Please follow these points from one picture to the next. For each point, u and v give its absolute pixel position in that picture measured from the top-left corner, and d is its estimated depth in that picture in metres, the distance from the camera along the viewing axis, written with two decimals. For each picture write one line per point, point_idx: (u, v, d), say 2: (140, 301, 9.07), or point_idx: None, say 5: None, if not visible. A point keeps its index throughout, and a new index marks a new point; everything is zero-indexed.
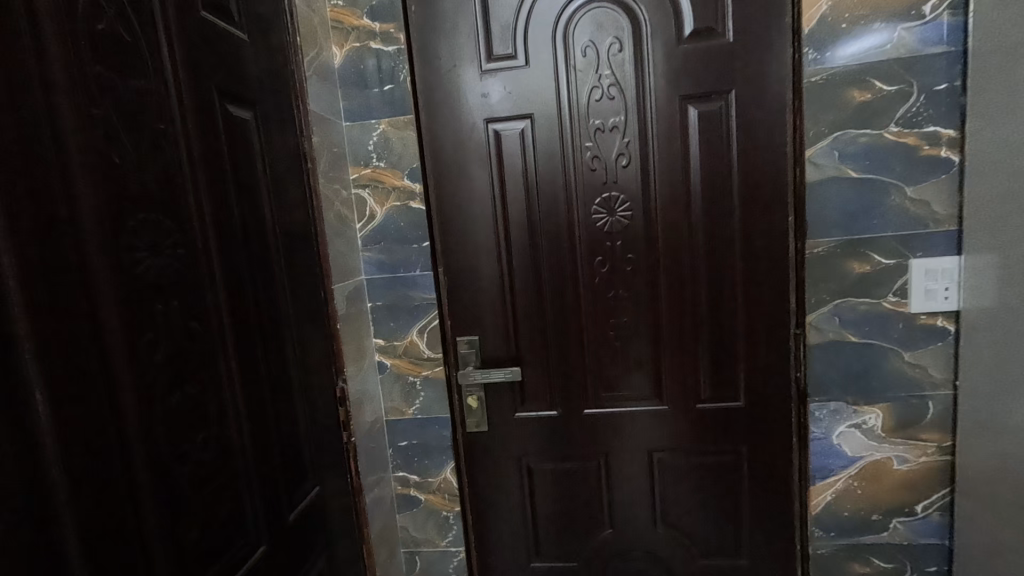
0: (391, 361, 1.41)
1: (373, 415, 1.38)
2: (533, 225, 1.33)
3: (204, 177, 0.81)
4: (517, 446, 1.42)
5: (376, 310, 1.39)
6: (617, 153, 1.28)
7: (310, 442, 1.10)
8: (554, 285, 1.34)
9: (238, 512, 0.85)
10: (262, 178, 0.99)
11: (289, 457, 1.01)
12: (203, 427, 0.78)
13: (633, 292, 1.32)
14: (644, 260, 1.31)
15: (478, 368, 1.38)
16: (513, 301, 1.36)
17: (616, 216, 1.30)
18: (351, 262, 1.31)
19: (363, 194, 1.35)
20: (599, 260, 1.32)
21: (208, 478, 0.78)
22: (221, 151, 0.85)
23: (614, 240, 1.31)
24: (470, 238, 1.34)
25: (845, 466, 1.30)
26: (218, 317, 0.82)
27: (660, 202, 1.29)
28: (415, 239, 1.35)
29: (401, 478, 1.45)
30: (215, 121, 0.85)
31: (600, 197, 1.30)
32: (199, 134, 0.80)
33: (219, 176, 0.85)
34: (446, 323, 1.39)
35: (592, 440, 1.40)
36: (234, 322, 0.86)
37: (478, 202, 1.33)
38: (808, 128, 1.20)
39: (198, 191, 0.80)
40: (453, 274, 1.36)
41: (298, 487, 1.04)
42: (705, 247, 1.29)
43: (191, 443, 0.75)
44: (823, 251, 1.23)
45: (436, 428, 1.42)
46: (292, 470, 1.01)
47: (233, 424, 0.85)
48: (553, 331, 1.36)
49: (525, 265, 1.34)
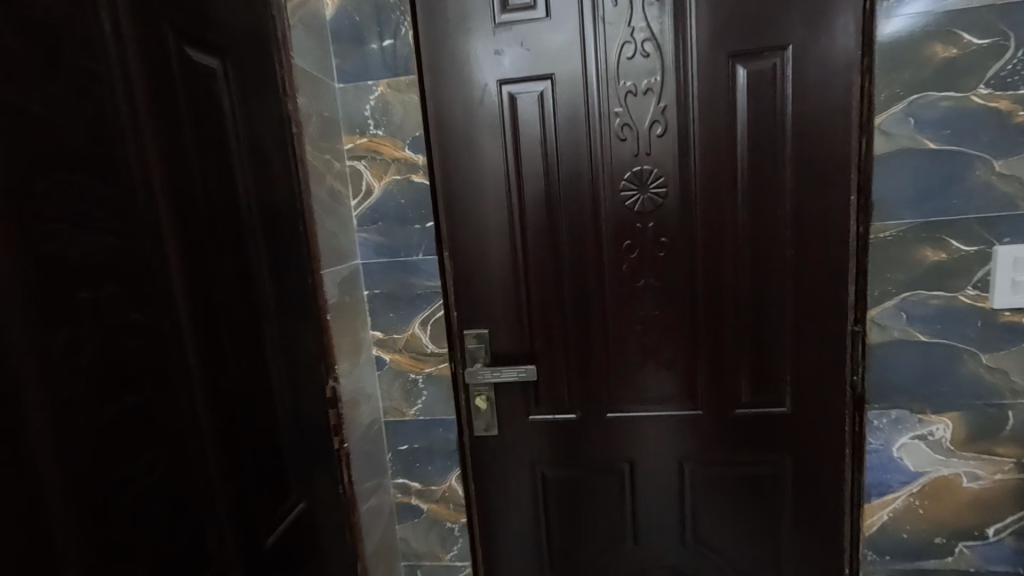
0: (390, 356, 1.26)
1: (370, 417, 1.23)
2: (552, 204, 1.16)
3: (151, 133, 0.65)
4: (531, 453, 1.27)
5: (373, 299, 1.23)
6: (651, 120, 1.11)
7: (296, 450, 0.95)
8: (575, 273, 1.18)
9: (202, 542, 0.70)
10: (235, 142, 0.83)
11: (266, 471, 0.86)
12: (152, 442, 0.63)
13: (666, 281, 1.16)
14: (679, 245, 1.14)
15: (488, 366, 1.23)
16: (529, 290, 1.20)
17: (647, 194, 1.13)
18: (344, 244, 1.15)
19: (359, 167, 1.19)
20: (627, 245, 1.15)
21: (159, 505, 0.63)
22: (172, 102, 0.69)
23: (645, 222, 1.14)
24: (480, 218, 1.18)
25: (906, 482, 1.13)
26: (167, 308, 0.66)
27: (700, 177, 1.11)
28: (417, 218, 1.19)
29: (401, 485, 1.30)
30: (169, 66, 0.69)
31: (630, 172, 1.13)
32: (144, 78, 0.65)
33: (175, 134, 0.69)
34: (451, 314, 1.23)
35: (615, 447, 1.24)
36: (195, 312, 0.71)
37: (489, 177, 1.16)
38: (878, 90, 1.02)
39: (144, 150, 0.64)
40: (461, 259, 1.20)
41: (281, 503, 0.90)
42: (750, 229, 1.12)
43: (136, 463, 0.60)
44: (891, 235, 1.06)
45: (440, 431, 1.26)
46: (272, 485, 0.87)
47: (196, 436, 0.70)
48: (574, 324, 1.20)
49: (542, 250, 1.18)
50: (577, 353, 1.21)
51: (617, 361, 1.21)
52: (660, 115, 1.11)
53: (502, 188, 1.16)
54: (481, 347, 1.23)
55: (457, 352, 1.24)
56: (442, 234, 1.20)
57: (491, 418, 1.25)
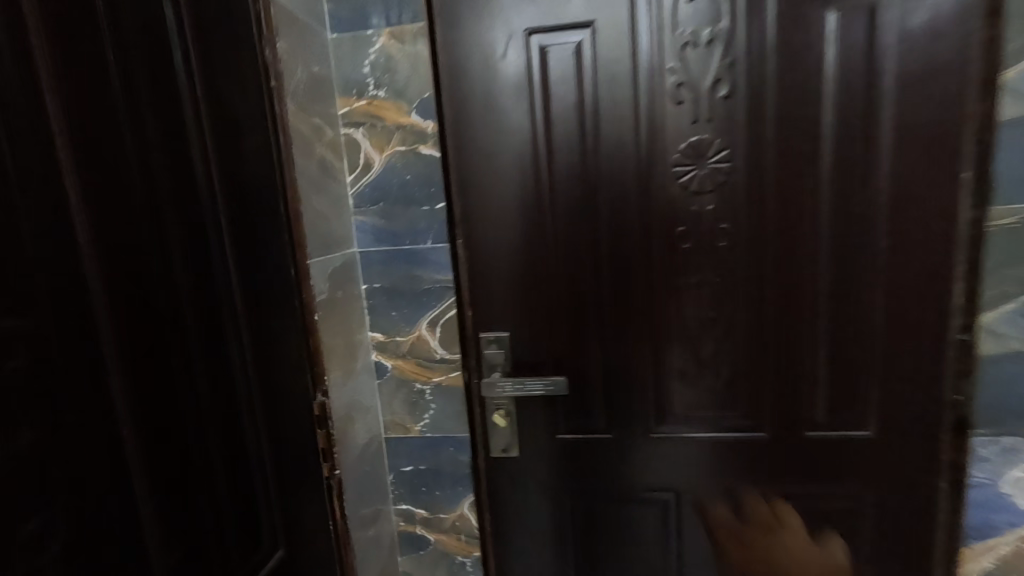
0: (391, 362, 1.06)
1: (367, 434, 1.04)
2: (588, 182, 0.96)
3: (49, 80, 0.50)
4: (557, 479, 1.07)
5: (372, 295, 1.04)
6: (714, 77, 0.90)
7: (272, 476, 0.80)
8: (614, 265, 0.98)
9: None
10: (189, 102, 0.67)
11: (232, 507, 0.72)
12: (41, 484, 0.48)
13: (726, 277, 0.95)
14: (744, 233, 0.94)
15: (506, 376, 1.03)
16: (558, 286, 1.00)
17: (707, 169, 0.92)
18: (337, 229, 0.96)
19: (356, 135, 0.99)
20: (680, 232, 0.95)
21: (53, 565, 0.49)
22: (87, 49, 0.54)
23: (703, 204, 0.94)
24: (501, 198, 0.98)
25: (1017, 525, 0.93)
26: (73, 310, 0.51)
27: (772, 148, 0.91)
28: (424, 198, 0.99)
29: (404, 512, 1.12)
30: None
31: (685, 143, 0.92)
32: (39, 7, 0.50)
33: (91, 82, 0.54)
34: (465, 315, 1.03)
35: (657, 473, 1.05)
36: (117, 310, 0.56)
37: (514, 148, 0.96)
38: (1007, 39, 0.82)
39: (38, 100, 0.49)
40: (478, 247, 1.00)
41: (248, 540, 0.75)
42: (834, 214, 0.91)
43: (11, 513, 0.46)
44: (1014, 222, 0.86)
45: (451, 451, 1.08)
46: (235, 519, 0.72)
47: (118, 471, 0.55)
48: (611, 327, 1.00)
49: (574, 238, 0.98)
50: (615, 362, 1.01)
51: (662, 372, 1.01)
52: (724, 71, 0.90)
53: (527, 163, 0.96)
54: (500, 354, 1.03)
55: (470, 359, 1.04)
56: (456, 215, 0.99)
57: (511, 437, 1.06)
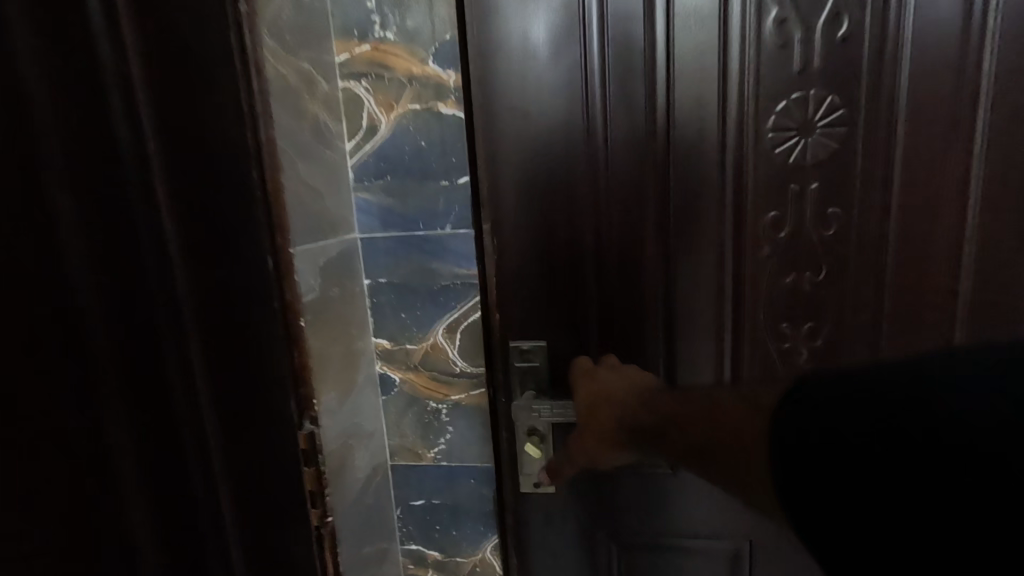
0: (399, 375, 0.86)
1: (369, 464, 0.84)
2: (655, 153, 0.74)
3: None
4: (602, 519, 0.88)
5: (377, 292, 0.84)
6: (830, 13, 0.68)
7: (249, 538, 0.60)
8: (686, 260, 0.76)
9: None
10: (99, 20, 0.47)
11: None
12: None
13: (831, 277, 0.74)
14: (856, 221, 0.72)
15: (539, 396, 0.82)
16: (608, 286, 0.78)
17: (815, 136, 0.71)
18: (333, 208, 0.75)
19: (357, 90, 0.78)
20: (772, 219, 0.74)
21: None
22: None
23: (806, 181, 0.72)
24: (539, 171, 0.76)
25: None
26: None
27: (905, 108, 0.68)
28: (443, 171, 0.78)
29: (413, 553, 0.93)
30: None
31: (784, 101, 0.71)
32: None
33: None
34: (493, 318, 0.81)
35: (726, 514, 0.86)
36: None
37: (558, 109, 0.74)
38: None
39: None
40: (505, 237, 0.78)
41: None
42: (986, 197, 0.68)
43: None
44: None
45: (470, 483, 0.89)
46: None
47: None
48: (677, 340, 0.78)
49: (634, 225, 0.76)
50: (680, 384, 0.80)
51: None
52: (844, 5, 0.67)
53: (575, 128, 0.74)
54: (532, 369, 0.82)
55: (499, 373, 0.83)
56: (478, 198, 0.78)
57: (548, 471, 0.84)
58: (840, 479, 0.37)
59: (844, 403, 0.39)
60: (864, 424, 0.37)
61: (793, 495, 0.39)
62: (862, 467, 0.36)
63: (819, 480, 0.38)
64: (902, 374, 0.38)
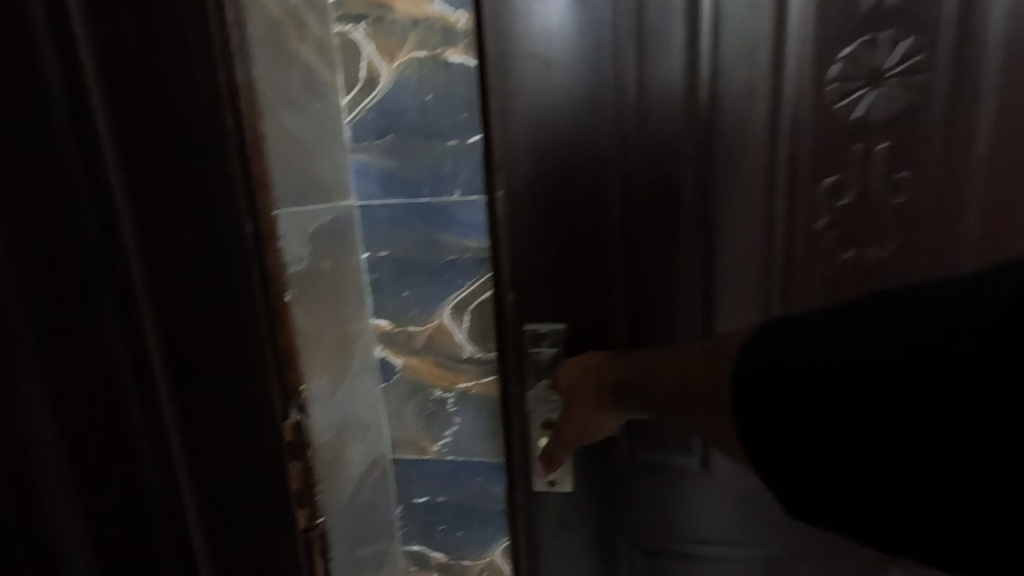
0: (401, 360, 0.78)
1: (367, 458, 0.76)
2: (695, 105, 0.64)
3: None
4: (624, 525, 0.79)
5: (376, 267, 0.75)
6: None
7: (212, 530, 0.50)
8: (728, 231, 0.66)
9: None
10: None
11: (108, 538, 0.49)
12: None
13: (898, 251, 0.64)
14: (929, 186, 0.62)
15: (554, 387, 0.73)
16: (636, 262, 0.68)
17: (885, 87, 0.61)
18: (326, 169, 0.67)
19: (354, 35, 0.68)
20: (831, 185, 0.64)
21: None
22: None
23: (872, 140, 0.62)
24: (560, 127, 0.66)
25: None
26: None
27: (992, 54, 0.58)
28: (452, 130, 0.69)
29: (415, 555, 0.85)
30: None
31: (852, 45, 0.60)
32: None
33: None
34: (506, 299, 0.71)
35: (763, 520, 0.77)
36: None
37: (584, 52, 0.64)
38: None
39: None
40: (521, 203, 0.68)
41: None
42: None
43: None
44: None
45: (479, 480, 0.81)
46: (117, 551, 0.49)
47: None
48: (715, 324, 0.69)
49: (668, 190, 0.66)
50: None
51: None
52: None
53: (602, 77, 0.64)
54: (547, 355, 0.72)
55: (513, 360, 0.73)
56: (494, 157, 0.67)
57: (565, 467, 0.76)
58: (793, 399, 0.46)
59: (791, 348, 0.47)
60: (813, 352, 0.46)
61: (756, 424, 0.47)
62: (805, 385, 0.45)
63: (779, 404, 0.46)
64: (817, 313, 0.48)
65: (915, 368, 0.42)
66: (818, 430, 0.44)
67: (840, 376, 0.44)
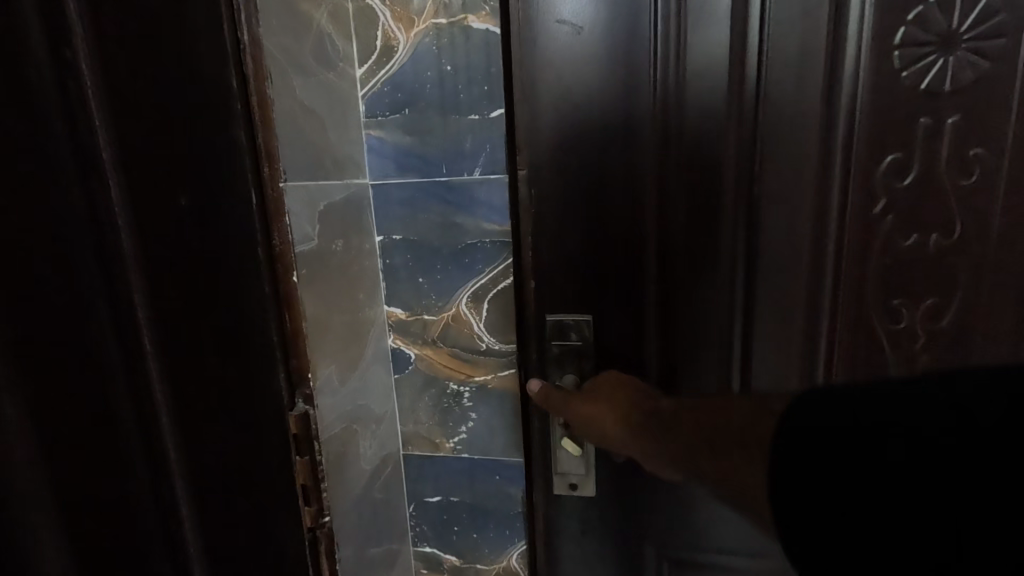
0: (415, 350, 0.74)
1: (378, 454, 0.71)
2: (741, 73, 0.57)
3: None
4: (653, 537, 0.72)
5: (390, 251, 0.71)
6: None
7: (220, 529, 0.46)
8: (775, 214, 0.60)
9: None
10: None
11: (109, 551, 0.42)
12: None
13: (968, 238, 0.57)
14: (1008, 165, 0.55)
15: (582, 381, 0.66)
16: (674, 247, 0.62)
17: (958, 53, 0.54)
18: (338, 143, 0.63)
19: (370, 3, 0.64)
20: (892, 165, 0.57)
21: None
22: None
23: (942, 112, 0.55)
24: (593, 94, 0.59)
25: None
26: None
27: None
28: (472, 104, 0.64)
29: (427, 557, 0.81)
30: None
31: (921, 6, 0.54)
32: None
33: None
34: (529, 287, 0.66)
35: None
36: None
37: (618, 10, 0.57)
38: None
39: None
40: (545, 180, 0.62)
41: None
42: None
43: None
44: None
45: (495, 480, 0.76)
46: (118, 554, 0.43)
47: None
48: (758, 318, 0.62)
49: (711, 169, 0.60)
50: (758, 373, 0.64)
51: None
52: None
53: (637, 40, 0.58)
54: (574, 348, 0.66)
55: (533, 351, 0.68)
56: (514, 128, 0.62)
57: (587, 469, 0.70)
58: (829, 478, 0.28)
59: (855, 404, 0.29)
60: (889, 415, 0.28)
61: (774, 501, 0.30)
62: (873, 469, 0.28)
63: (813, 480, 0.29)
64: (885, 381, 0.30)
65: (953, 464, 0.26)
66: (815, 505, 0.28)
67: (892, 468, 0.27)
